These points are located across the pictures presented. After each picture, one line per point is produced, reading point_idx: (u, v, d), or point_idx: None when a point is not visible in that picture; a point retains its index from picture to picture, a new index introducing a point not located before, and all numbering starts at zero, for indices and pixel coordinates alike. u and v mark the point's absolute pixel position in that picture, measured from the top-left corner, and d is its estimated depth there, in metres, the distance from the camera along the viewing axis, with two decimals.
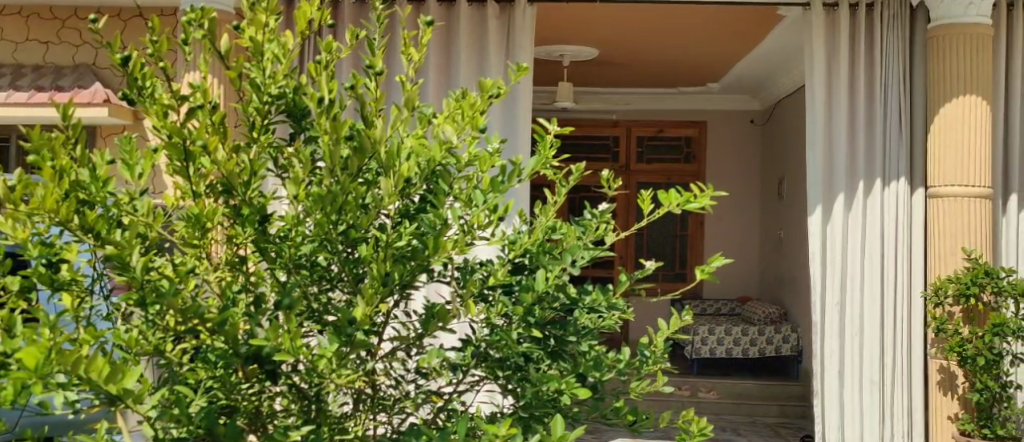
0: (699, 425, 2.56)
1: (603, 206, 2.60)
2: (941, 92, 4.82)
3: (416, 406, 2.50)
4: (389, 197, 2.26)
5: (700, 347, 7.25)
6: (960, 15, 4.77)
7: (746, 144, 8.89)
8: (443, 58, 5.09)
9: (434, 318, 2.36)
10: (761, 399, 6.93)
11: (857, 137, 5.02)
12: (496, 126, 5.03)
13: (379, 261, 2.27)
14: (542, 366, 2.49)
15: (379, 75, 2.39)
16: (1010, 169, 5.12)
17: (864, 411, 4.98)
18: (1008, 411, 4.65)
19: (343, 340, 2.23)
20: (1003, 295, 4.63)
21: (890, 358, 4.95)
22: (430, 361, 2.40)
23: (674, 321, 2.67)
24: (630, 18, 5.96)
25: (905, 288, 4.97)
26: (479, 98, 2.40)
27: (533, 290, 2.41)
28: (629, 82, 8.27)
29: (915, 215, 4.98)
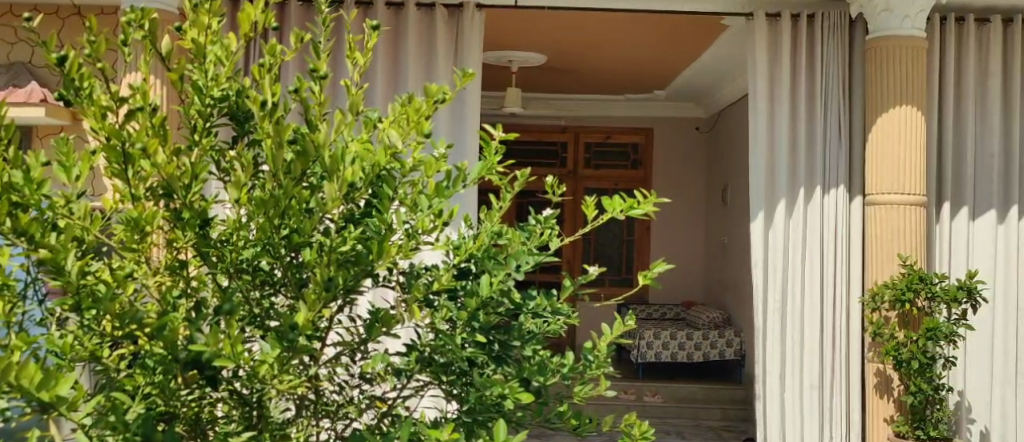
0: (641, 428, 2.57)
1: (547, 211, 2.61)
2: (879, 102, 4.91)
3: (360, 412, 2.49)
4: (333, 202, 2.24)
5: (645, 351, 7.34)
6: (897, 26, 4.87)
7: (693, 153, 9.01)
8: (391, 63, 5.08)
9: (378, 323, 2.35)
10: (704, 402, 7.06)
11: (798, 144, 5.09)
12: (444, 131, 5.04)
13: (322, 267, 2.24)
14: (486, 370, 2.48)
15: (322, 78, 2.36)
16: (944, 177, 5.21)
17: (804, 415, 5.04)
18: (940, 413, 4.75)
19: (285, 346, 2.20)
20: (936, 300, 4.69)
21: (830, 362, 5.03)
22: (375, 366, 2.40)
23: (617, 326, 2.67)
24: (576, 25, 5.99)
25: (844, 293, 5.04)
26: (424, 103, 2.39)
27: (478, 295, 2.42)
28: (577, 89, 8.33)
29: (853, 222, 5.06)
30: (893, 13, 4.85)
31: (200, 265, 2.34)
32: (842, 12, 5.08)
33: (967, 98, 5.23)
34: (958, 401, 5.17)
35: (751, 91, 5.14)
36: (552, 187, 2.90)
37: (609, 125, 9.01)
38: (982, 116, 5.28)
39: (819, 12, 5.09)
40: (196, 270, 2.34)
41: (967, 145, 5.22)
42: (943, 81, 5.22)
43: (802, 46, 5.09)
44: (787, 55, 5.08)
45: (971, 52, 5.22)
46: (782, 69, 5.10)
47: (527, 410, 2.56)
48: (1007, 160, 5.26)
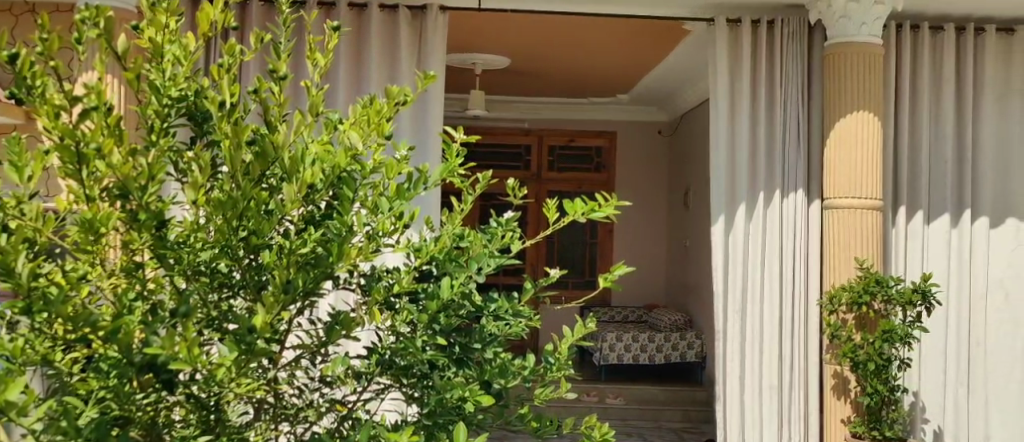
0: (601, 430, 2.57)
1: (508, 214, 2.60)
2: (837, 107, 4.95)
3: (320, 416, 2.46)
4: (291, 204, 2.24)
5: (608, 354, 7.32)
6: (854, 33, 4.91)
7: (656, 157, 9.07)
8: (353, 64, 5.06)
9: (338, 326, 2.33)
10: (666, 403, 7.09)
11: (758, 148, 5.12)
12: (407, 132, 5.02)
13: (281, 269, 2.23)
14: (447, 373, 2.46)
15: (282, 80, 2.35)
16: (899, 181, 5.25)
17: (763, 416, 5.08)
18: (895, 413, 4.78)
19: (242, 349, 2.18)
20: (892, 303, 4.72)
21: (789, 365, 5.07)
22: (335, 368, 2.39)
23: (578, 328, 2.67)
24: (539, 28, 5.99)
25: (802, 295, 5.08)
26: (385, 105, 2.37)
27: (439, 298, 2.41)
28: (540, 92, 8.35)
29: (812, 226, 5.10)
30: (851, 19, 4.90)
31: (155, 267, 2.31)
32: (801, 18, 5.12)
33: (922, 103, 5.28)
34: (912, 402, 5.22)
35: (712, 95, 5.17)
36: (512, 189, 2.87)
37: (573, 129, 9.03)
38: (936, 120, 5.34)
39: (779, 18, 5.12)
40: (152, 272, 2.31)
41: (922, 149, 5.27)
42: (899, 87, 5.27)
43: (761, 52, 5.12)
44: (747, 60, 5.11)
45: (925, 58, 5.27)
46: (742, 74, 5.12)
47: (488, 413, 2.53)
48: (961, 164, 5.32)
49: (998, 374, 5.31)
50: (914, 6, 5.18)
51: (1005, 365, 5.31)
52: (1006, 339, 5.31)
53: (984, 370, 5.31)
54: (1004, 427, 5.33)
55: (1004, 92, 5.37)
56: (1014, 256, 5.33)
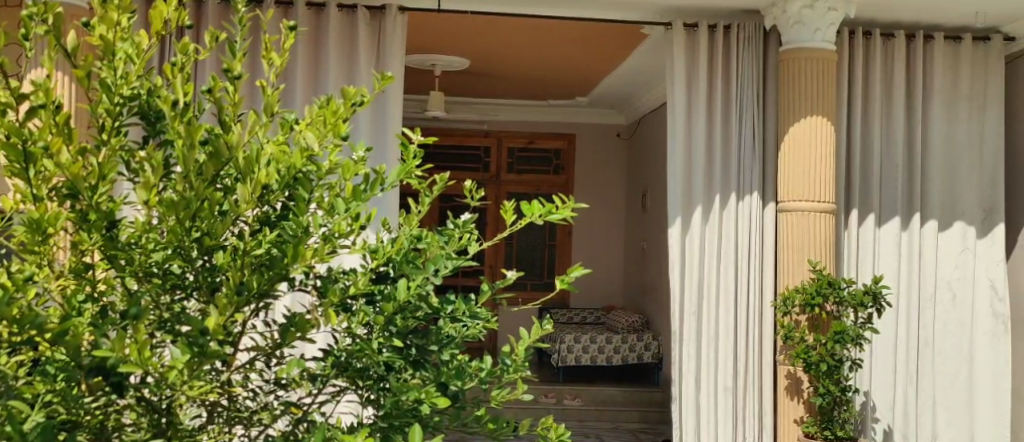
0: (557, 431, 2.56)
1: (465, 216, 2.59)
2: (792, 112, 4.99)
3: (274, 419, 2.43)
4: (246, 205, 2.20)
5: (565, 355, 7.36)
6: (808, 39, 4.97)
7: (613, 159, 9.10)
8: (311, 64, 5.04)
9: (293, 328, 2.30)
10: (623, 405, 7.10)
11: (714, 151, 5.15)
12: (365, 133, 5.01)
13: (235, 271, 2.21)
14: (404, 375, 2.45)
15: (237, 79, 2.31)
16: (851, 184, 5.30)
17: (718, 417, 5.12)
18: (847, 413, 4.82)
19: (195, 351, 2.14)
20: (844, 305, 4.76)
21: (743, 366, 5.10)
22: (290, 370, 2.36)
23: (535, 329, 2.65)
24: (498, 30, 5.99)
25: (757, 297, 5.11)
26: (341, 105, 2.34)
27: (395, 300, 2.37)
28: (499, 93, 8.35)
29: (766, 228, 5.14)
30: (805, 26, 4.94)
31: (106, 269, 2.30)
32: (756, 24, 5.16)
33: (873, 108, 5.34)
34: (864, 402, 5.27)
35: (669, 97, 5.18)
36: (469, 191, 2.86)
37: (532, 130, 9.05)
38: (887, 125, 5.40)
39: (735, 23, 5.15)
40: (102, 273, 2.30)
41: (873, 154, 5.33)
42: (851, 92, 5.32)
43: (718, 56, 5.16)
44: (704, 64, 5.15)
45: (877, 63, 5.33)
46: (699, 78, 5.16)
47: (444, 414, 2.51)
48: (912, 168, 5.38)
49: (946, 374, 5.38)
50: (867, 12, 5.23)
51: (952, 365, 5.38)
52: (954, 339, 5.38)
53: (932, 370, 5.37)
54: (952, 426, 5.39)
55: (953, 98, 5.43)
56: (962, 259, 5.39)
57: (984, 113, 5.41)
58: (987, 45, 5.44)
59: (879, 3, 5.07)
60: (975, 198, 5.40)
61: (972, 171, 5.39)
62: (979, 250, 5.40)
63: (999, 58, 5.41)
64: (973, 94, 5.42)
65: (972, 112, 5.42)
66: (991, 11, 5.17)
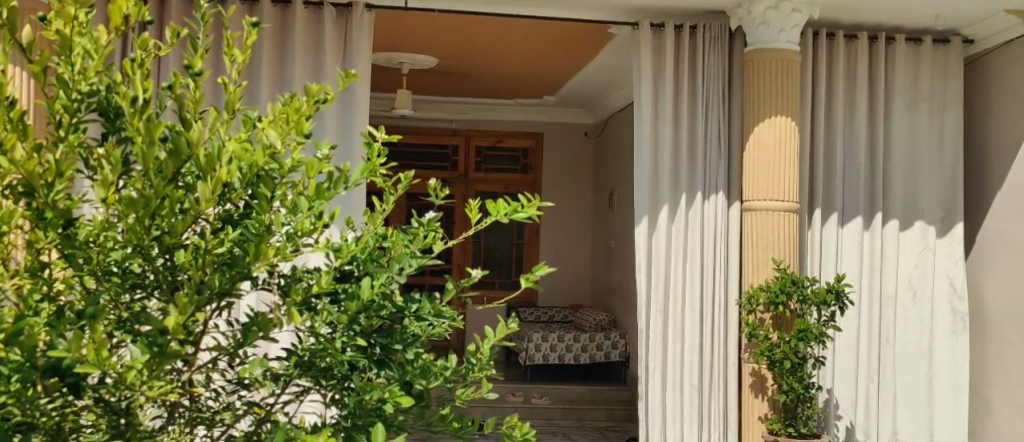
0: (522, 430, 2.55)
1: (430, 214, 2.58)
2: (756, 112, 5.01)
3: (236, 419, 2.41)
4: (207, 203, 2.17)
5: (533, 354, 7.38)
6: (773, 40, 4.99)
7: (580, 158, 9.12)
8: (276, 60, 5.00)
9: (255, 328, 2.27)
10: (590, 403, 7.11)
11: (679, 151, 5.17)
12: (331, 131, 4.98)
13: (194, 270, 2.18)
14: (368, 375, 2.45)
15: (199, 76, 2.28)
16: (814, 184, 5.34)
17: (684, 415, 5.13)
18: (810, 410, 4.84)
19: (154, 351, 2.11)
20: (808, 303, 4.78)
21: (708, 364, 5.12)
22: (252, 370, 2.33)
23: (501, 328, 2.64)
24: (464, 29, 5.98)
25: (722, 296, 5.15)
26: (305, 103, 2.32)
27: (359, 299, 2.35)
28: (466, 92, 8.33)
29: (731, 228, 5.17)
30: (769, 26, 4.96)
31: (64, 268, 2.26)
32: (722, 24, 5.19)
33: (836, 108, 5.38)
34: (826, 399, 5.30)
35: (636, 96, 5.18)
36: (433, 189, 2.84)
37: (500, 130, 9.05)
38: (849, 126, 5.44)
39: (701, 24, 5.18)
40: (59, 273, 2.26)
41: (836, 153, 5.37)
42: (815, 92, 5.36)
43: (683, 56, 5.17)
44: (671, 64, 5.15)
45: (840, 64, 5.37)
46: (665, 78, 5.17)
47: (408, 413, 2.50)
48: (874, 168, 5.42)
49: (907, 371, 5.42)
50: (830, 14, 5.26)
51: (912, 362, 5.42)
52: (914, 337, 5.42)
53: (893, 367, 5.41)
54: (912, 422, 5.43)
55: (914, 99, 5.48)
56: (922, 257, 5.43)
57: (944, 115, 5.45)
58: (947, 47, 5.49)
59: (842, 5, 5.10)
60: (935, 197, 5.45)
61: (931, 172, 5.44)
62: (939, 249, 5.44)
63: (959, 60, 5.46)
64: (933, 95, 5.47)
65: (933, 113, 5.47)
66: (951, 13, 5.21)
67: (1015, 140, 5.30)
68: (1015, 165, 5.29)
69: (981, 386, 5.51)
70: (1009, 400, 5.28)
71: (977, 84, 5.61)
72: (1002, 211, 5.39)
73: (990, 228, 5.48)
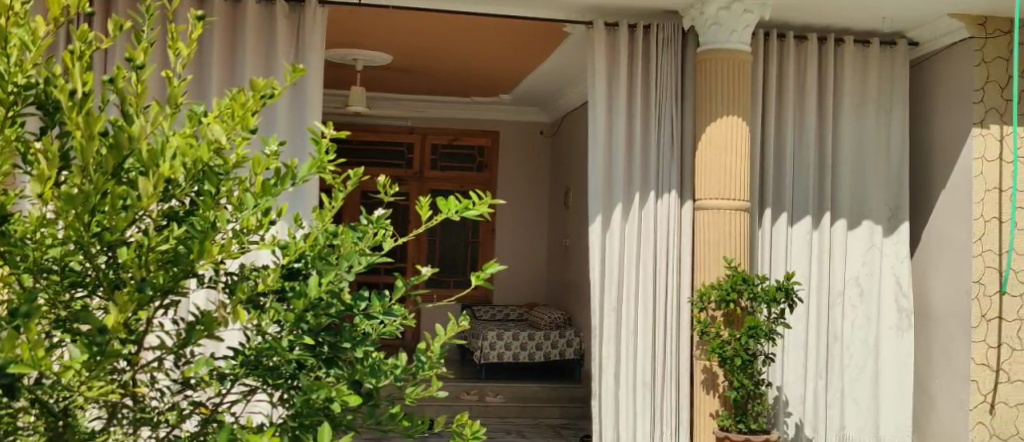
0: (473, 428, 2.52)
1: (379, 211, 2.55)
2: (708, 112, 5.04)
3: (181, 419, 2.36)
4: (149, 199, 2.10)
5: (488, 352, 7.35)
6: (724, 41, 5.01)
7: (535, 156, 9.14)
8: (225, 54, 4.93)
9: (200, 327, 2.22)
10: (543, 401, 7.11)
11: (632, 150, 5.18)
12: (281, 127, 4.93)
13: (134, 267, 2.13)
14: (316, 374, 2.40)
15: (142, 69, 2.21)
16: (765, 181, 5.37)
17: (637, 411, 5.13)
18: (760, 407, 4.87)
19: (93, 351, 2.06)
20: (758, 301, 4.79)
21: (660, 361, 5.14)
22: (197, 370, 2.29)
23: (451, 327, 2.61)
24: (417, 26, 5.94)
25: (674, 293, 5.17)
26: (250, 98, 2.29)
27: (306, 296, 2.30)
28: (420, 90, 8.30)
29: (684, 227, 5.20)
30: (721, 27, 4.98)
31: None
32: (675, 24, 5.22)
33: (787, 108, 5.42)
34: (776, 396, 5.32)
35: (589, 96, 5.18)
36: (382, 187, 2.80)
37: (456, 128, 9.01)
38: (798, 127, 5.48)
39: (655, 23, 5.20)
40: None
41: (786, 153, 5.41)
42: (766, 91, 5.39)
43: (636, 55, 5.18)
44: (623, 63, 5.16)
45: (790, 65, 5.41)
46: (618, 78, 5.17)
47: (357, 413, 2.45)
48: (823, 168, 5.47)
49: (854, 367, 5.47)
50: (780, 16, 5.30)
51: (859, 358, 5.47)
52: (861, 334, 5.47)
53: (841, 363, 5.45)
54: (858, 417, 5.48)
55: (861, 101, 5.53)
56: (868, 256, 5.49)
57: (890, 115, 5.51)
58: (893, 49, 5.55)
59: (792, 6, 5.13)
60: (882, 197, 5.50)
61: (879, 172, 5.49)
62: (885, 247, 5.50)
63: (905, 62, 5.52)
64: (880, 97, 5.52)
65: (881, 114, 5.52)
66: (898, 16, 5.26)
67: (958, 142, 5.36)
68: (958, 166, 5.35)
69: (925, 381, 5.57)
70: (952, 395, 5.35)
71: (923, 86, 5.67)
72: (945, 210, 5.46)
73: (934, 226, 5.55)
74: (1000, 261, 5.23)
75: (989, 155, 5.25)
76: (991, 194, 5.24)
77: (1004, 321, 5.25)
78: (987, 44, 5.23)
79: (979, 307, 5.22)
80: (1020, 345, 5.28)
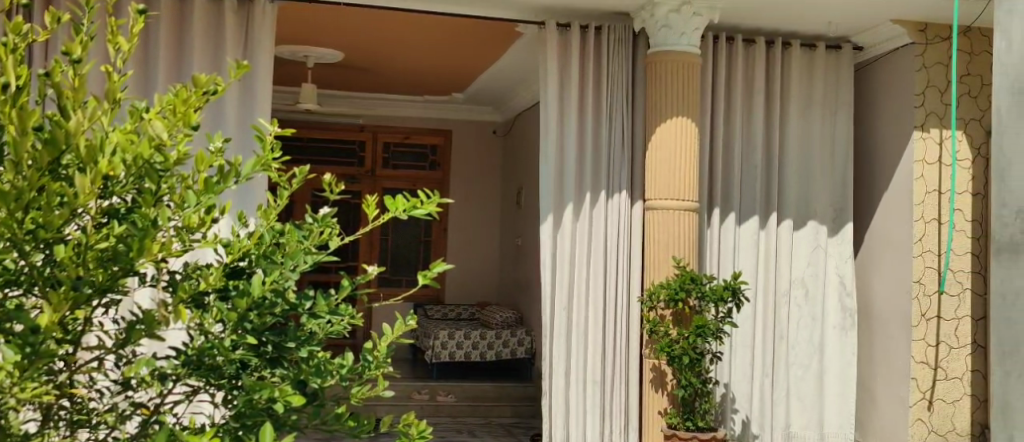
0: (419, 428, 2.49)
1: (323, 210, 2.49)
2: (658, 114, 5.06)
3: (121, 420, 2.29)
4: (85, 196, 2.06)
5: (439, 352, 7.32)
6: (674, 43, 5.02)
7: (487, 156, 9.13)
8: (172, 49, 4.86)
9: (140, 326, 2.18)
10: (493, 400, 7.11)
11: (583, 150, 5.19)
12: (228, 125, 4.87)
13: (69, 266, 2.08)
14: (261, 373, 2.38)
15: (80, 63, 2.17)
16: (714, 180, 5.40)
17: (586, 410, 5.14)
18: (707, 405, 4.91)
19: (27, 352, 2.01)
20: (706, 300, 4.82)
21: (610, 359, 5.15)
22: (137, 371, 2.25)
23: (397, 326, 2.58)
24: (366, 22, 5.89)
25: (623, 293, 5.19)
26: (192, 93, 2.23)
27: (249, 295, 2.27)
28: (370, 88, 8.26)
29: (633, 227, 5.22)
30: (672, 29, 5.00)
31: None
32: (626, 26, 5.24)
33: (736, 109, 5.46)
34: (723, 393, 5.35)
35: (542, 97, 5.17)
36: (328, 185, 2.77)
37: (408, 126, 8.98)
38: (746, 124, 5.52)
39: (606, 25, 5.21)
40: None
41: (735, 154, 5.44)
42: (715, 93, 5.43)
43: (588, 55, 5.19)
44: (575, 64, 5.16)
45: (739, 67, 5.45)
46: (571, 78, 5.17)
47: (303, 413, 2.38)
48: (769, 168, 5.51)
49: (800, 365, 5.52)
50: (731, 19, 5.33)
51: (804, 357, 5.52)
52: (806, 333, 5.52)
53: (787, 362, 5.50)
54: (803, 414, 5.53)
55: (808, 103, 5.58)
56: (814, 256, 5.54)
57: (835, 116, 5.57)
58: (838, 52, 5.61)
59: (741, 9, 5.16)
60: (827, 197, 5.56)
61: (824, 171, 5.55)
62: (830, 248, 5.56)
63: (849, 66, 5.58)
64: (825, 99, 5.57)
65: (826, 116, 5.58)
66: (843, 21, 5.32)
67: (899, 145, 5.43)
68: (900, 168, 5.42)
69: (868, 381, 5.63)
70: (893, 393, 5.42)
71: (867, 89, 5.74)
72: (888, 211, 5.52)
73: (877, 226, 5.62)
74: (939, 261, 5.30)
75: (930, 157, 5.32)
76: (931, 196, 5.31)
77: (943, 320, 5.33)
78: (927, 49, 5.31)
79: (919, 307, 5.29)
80: (958, 344, 5.35)
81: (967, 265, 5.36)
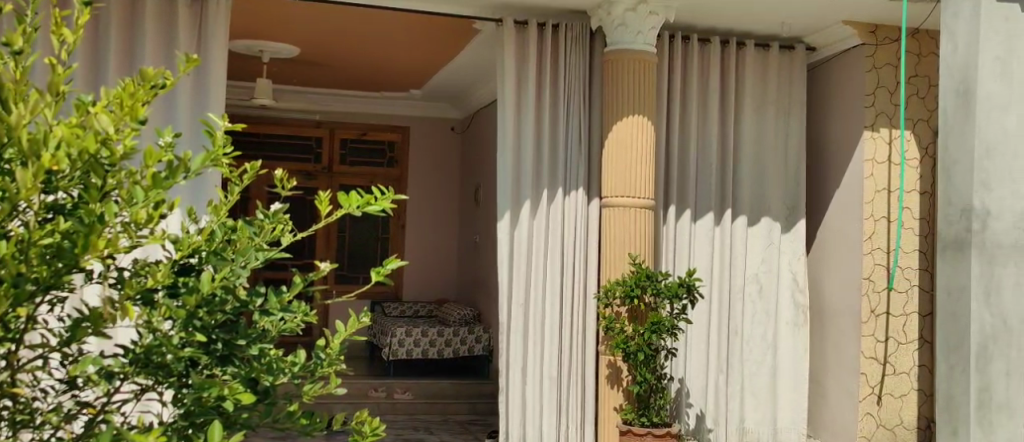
0: (372, 426, 2.45)
1: (274, 205, 2.46)
2: (614, 112, 5.06)
3: (66, 420, 2.24)
4: (28, 190, 2.01)
5: (397, 349, 7.27)
6: (629, 42, 5.03)
7: (445, 153, 9.10)
8: (122, 41, 4.78)
9: (86, 323, 2.14)
10: (450, 397, 7.08)
11: (539, 147, 5.18)
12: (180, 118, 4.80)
13: (10, 261, 2.03)
14: (211, 371, 2.29)
15: (22, 55, 2.12)
16: (670, 177, 5.42)
17: (542, 407, 5.13)
18: (662, 401, 4.91)
19: None
20: (661, 296, 4.83)
21: (566, 356, 5.14)
22: (83, 369, 2.20)
23: (351, 323, 2.55)
24: (319, 18, 5.84)
25: (580, 289, 5.18)
26: (139, 86, 2.18)
27: (198, 292, 2.23)
28: (325, 84, 8.20)
29: (590, 224, 5.22)
30: (628, 28, 5.00)
31: None
32: (582, 24, 5.24)
33: (692, 106, 5.47)
34: (678, 388, 5.37)
35: (500, 93, 5.16)
36: (280, 181, 2.71)
37: (365, 123, 8.93)
38: (702, 123, 5.54)
39: (563, 23, 5.20)
40: None
41: (691, 150, 5.46)
42: (672, 91, 5.44)
43: (546, 52, 5.18)
44: (533, 61, 5.15)
45: (695, 65, 5.46)
46: (529, 74, 5.16)
47: (255, 411, 2.32)
48: (724, 166, 5.54)
49: (754, 361, 5.55)
50: (686, 18, 5.35)
51: (758, 352, 5.55)
52: (759, 330, 5.55)
53: (741, 357, 5.52)
54: (757, 410, 5.55)
55: (762, 101, 5.61)
56: (767, 253, 5.57)
57: (789, 116, 5.60)
58: (791, 53, 5.64)
59: (696, 9, 5.18)
60: (780, 195, 5.59)
61: (776, 170, 5.59)
62: (783, 245, 5.59)
63: (802, 66, 5.62)
64: (779, 98, 5.61)
65: (780, 115, 5.61)
66: (795, 21, 5.34)
67: (851, 144, 5.48)
68: (851, 167, 5.47)
69: (821, 376, 5.68)
70: (844, 388, 5.46)
71: (820, 90, 5.78)
72: (840, 209, 5.56)
73: (829, 224, 5.66)
74: (888, 258, 5.35)
75: (880, 156, 5.37)
76: (880, 194, 5.36)
77: (891, 316, 5.38)
78: (878, 50, 5.37)
79: (869, 304, 5.33)
80: (906, 340, 5.41)
81: (915, 263, 5.42)
